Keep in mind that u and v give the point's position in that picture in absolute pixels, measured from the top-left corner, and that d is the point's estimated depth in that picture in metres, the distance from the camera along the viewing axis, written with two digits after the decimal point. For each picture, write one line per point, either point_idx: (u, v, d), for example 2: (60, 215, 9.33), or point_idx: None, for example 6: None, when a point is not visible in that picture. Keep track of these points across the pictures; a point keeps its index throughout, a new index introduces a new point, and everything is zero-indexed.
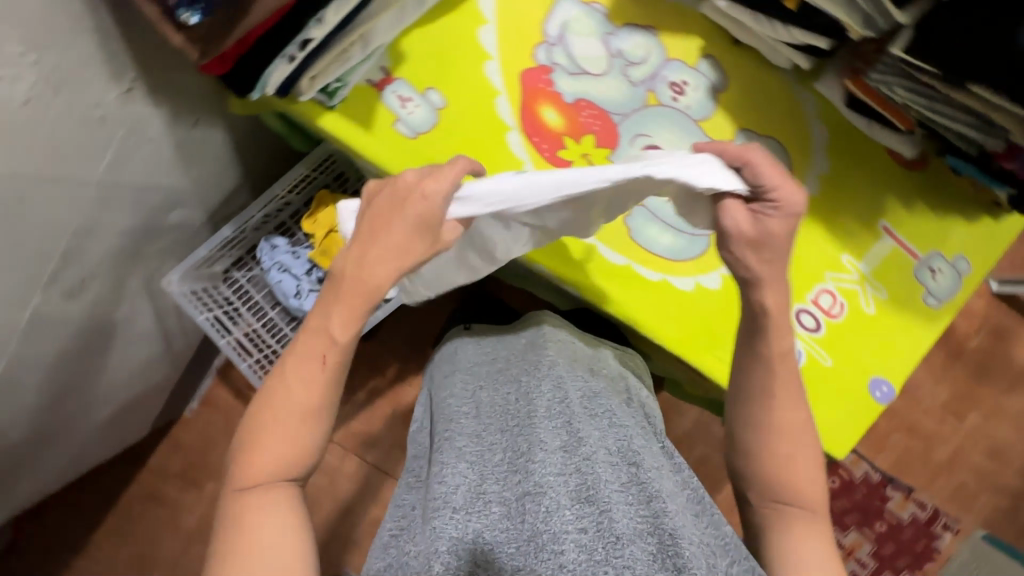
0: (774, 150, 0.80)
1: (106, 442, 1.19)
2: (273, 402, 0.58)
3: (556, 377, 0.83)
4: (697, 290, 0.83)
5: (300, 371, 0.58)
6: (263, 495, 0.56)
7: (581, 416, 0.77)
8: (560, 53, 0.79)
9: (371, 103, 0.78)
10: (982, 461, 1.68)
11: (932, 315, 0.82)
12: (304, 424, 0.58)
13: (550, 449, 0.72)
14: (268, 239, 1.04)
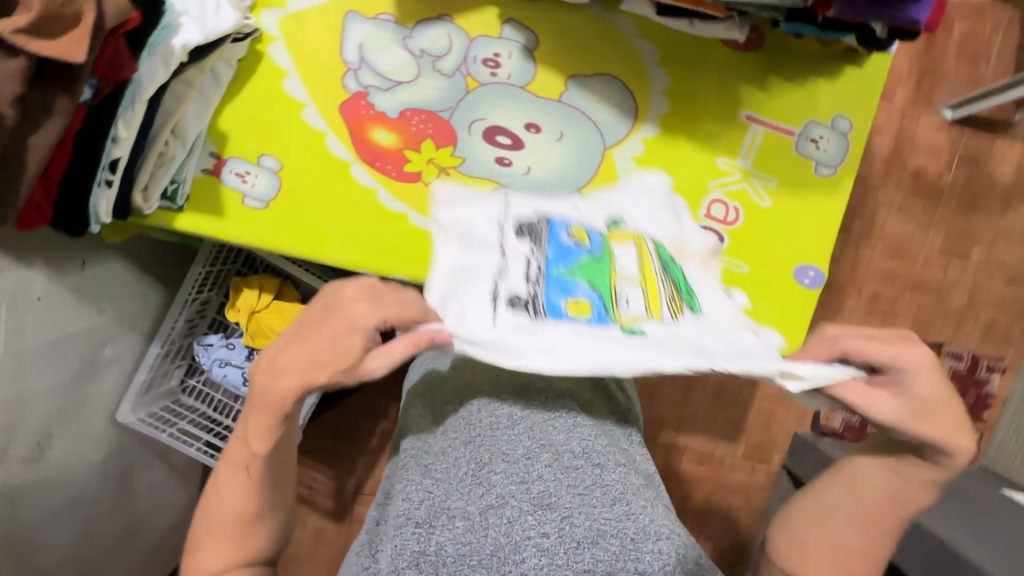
0: (608, 84, 0.78)
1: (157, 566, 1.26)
2: (210, 516, 0.52)
3: (519, 376, 0.74)
4: None
5: (236, 483, 0.52)
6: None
7: (546, 414, 0.69)
8: (368, 73, 0.78)
9: (215, 191, 0.79)
10: (1007, 291, 1.48)
11: (831, 183, 0.79)
12: (239, 542, 0.53)
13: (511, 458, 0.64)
14: (202, 341, 1.07)
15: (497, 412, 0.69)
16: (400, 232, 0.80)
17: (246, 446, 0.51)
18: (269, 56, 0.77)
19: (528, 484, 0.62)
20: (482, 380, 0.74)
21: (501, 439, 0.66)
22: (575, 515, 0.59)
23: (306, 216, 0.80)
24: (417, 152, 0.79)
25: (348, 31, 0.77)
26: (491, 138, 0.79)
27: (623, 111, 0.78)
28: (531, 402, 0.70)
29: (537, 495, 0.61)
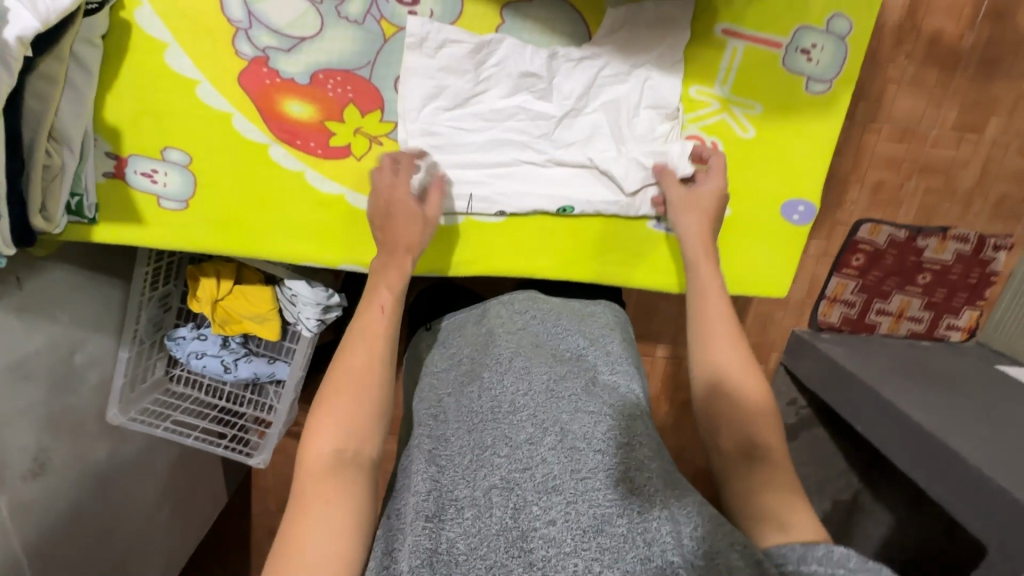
0: (552, 11, 0.64)
1: (189, 524, 1.36)
2: (323, 413, 0.51)
3: (519, 358, 0.64)
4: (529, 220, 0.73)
5: (350, 376, 0.53)
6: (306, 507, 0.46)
7: (547, 394, 0.59)
8: (262, 31, 0.64)
9: (125, 196, 0.70)
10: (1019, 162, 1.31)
11: (827, 101, 0.67)
12: (346, 439, 0.50)
13: (514, 444, 0.54)
14: (172, 335, 1.03)
15: (496, 396, 0.60)
16: (341, 218, 0.72)
17: (354, 354, 0.54)
18: (137, 26, 0.63)
19: (530, 470, 0.52)
20: (477, 367, 0.65)
21: (503, 423, 0.57)
22: (580, 499, 0.50)
23: (234, 212, 0.71)
24: (341, 122, 0.68)
25: None
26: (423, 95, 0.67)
27: (574, 45, 0.65)
28: (530, 380, 0.61)
29: (543, 479, 0.51)
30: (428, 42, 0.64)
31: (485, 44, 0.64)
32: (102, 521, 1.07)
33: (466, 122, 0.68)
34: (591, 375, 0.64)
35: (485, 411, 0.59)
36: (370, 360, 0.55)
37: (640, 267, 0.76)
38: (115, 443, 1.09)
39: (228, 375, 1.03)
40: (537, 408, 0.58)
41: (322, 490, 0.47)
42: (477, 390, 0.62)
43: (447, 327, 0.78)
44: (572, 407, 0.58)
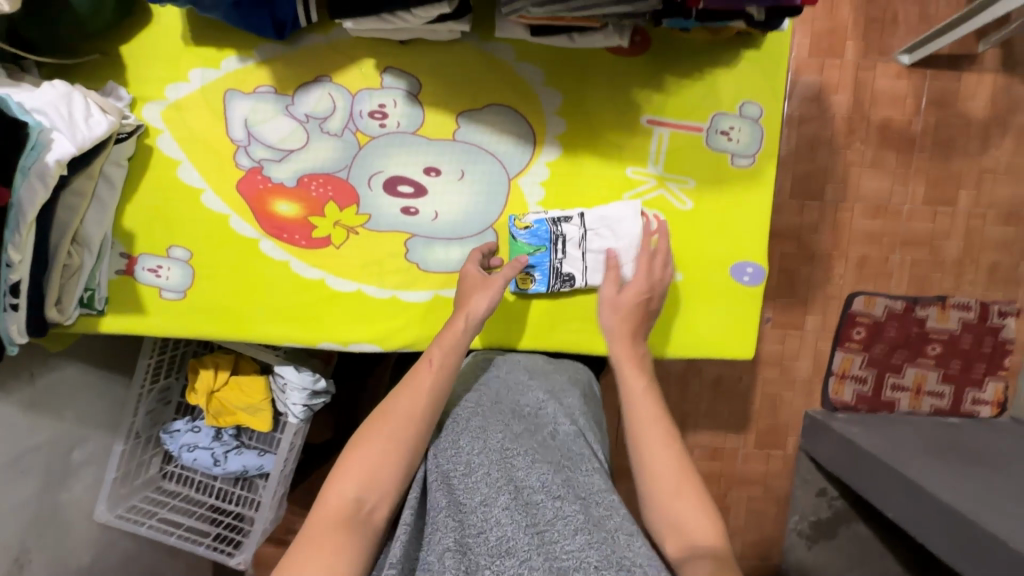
0: (498, 115, 0.75)
1: None
2: (347, 458, 0.55)
3: (475, 416, 0.62)
4: None
5: (380, 430, 0.56)
6: (301, 561, 0.48)
7: (503, 450, 0.56)
8: (259, 147, 0.77)
9: (131, 290, 0.79)
10: (1001, 231, 1.31)
11: (752, 174, 0.74)
12: (364, 489, 0.53)
13: (467, 506, 0.51)
14: (167, 429, 1.07)
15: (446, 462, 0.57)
16: (320, 299, 0.79)
17: (396, 403, 0.58)
18: (157, 149, 0.77)
19: (483, 533, 0.49)
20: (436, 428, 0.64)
21: (457, 483, 0.54)
22: (535, 560, 0.47)
23: (225, 301, 0.79)
24: (323, 216, 0.78)
25: (231, 109, 0.76)
26: (393, 189, 0.77)
27: (519, 139, 0.76)
28: (485, 438, 0.58)
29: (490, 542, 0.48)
30: (400, 147, 0.77)
31: (448, 145, 0.76)
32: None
33: (435, 212, 0.77)
34: (551, 430, 0.62)
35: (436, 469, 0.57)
36: (415, 416, 0.57)
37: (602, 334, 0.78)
38: (104, 548, 1.07)
39: (217, 468, 1.05)
40: (492, 465, 0.55)
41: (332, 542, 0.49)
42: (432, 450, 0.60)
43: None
44: (528, 461, 0.55)
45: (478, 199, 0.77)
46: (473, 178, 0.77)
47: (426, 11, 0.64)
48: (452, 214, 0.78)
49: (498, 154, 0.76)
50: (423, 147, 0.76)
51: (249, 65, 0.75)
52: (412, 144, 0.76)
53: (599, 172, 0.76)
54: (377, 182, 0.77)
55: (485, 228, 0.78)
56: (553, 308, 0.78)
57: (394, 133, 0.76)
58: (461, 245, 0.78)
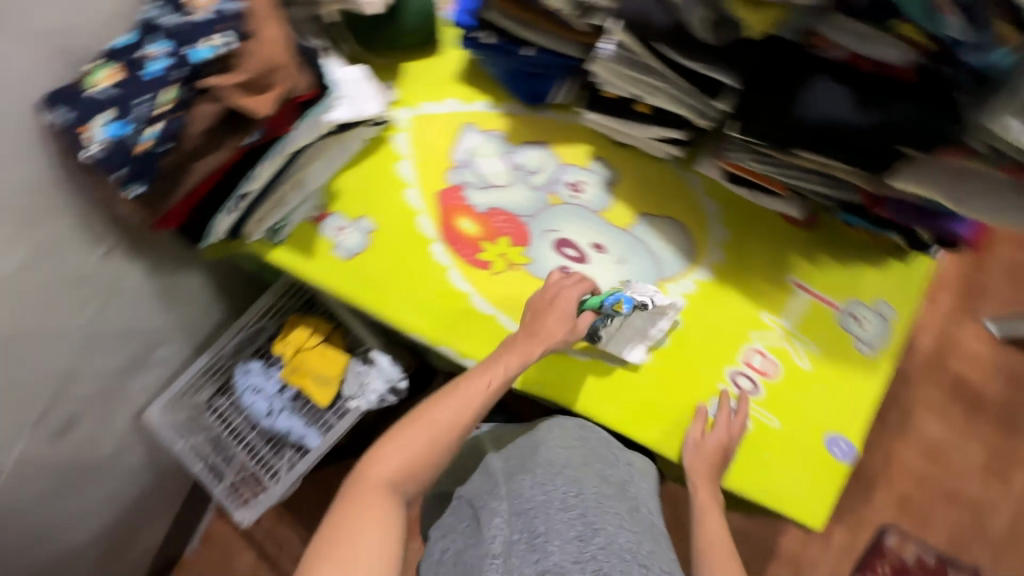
0: (670, 226, 0.88)
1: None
2: (397, 438, 0.61)
3: (569, 464, 0.72)
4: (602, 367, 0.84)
5: (421, 425, 0.62)
6: (354, 511, 0.55)
7: (597, 502, 0.67)
8: (469, 172, 0.91)
9: (311, 236, 0.90)
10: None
11: (870, 362, 0.82)
12: (405, 467, 0.59)
13: (567, 536, 0.61)
14: (243, 364, 1.13)
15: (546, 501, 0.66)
16: (459, 309, 0.87)
17: (449, 402, 0.64)
18: (391, 140, 0.91)
19: (579, 563, 0.59)
20: (527, 461, 0.73)
21: (556, 515, 0.64)
22: None
23: (380, 276, 0.88)
24: (493, 244, 0.89)
25: (463, 137, 0.91)
26: (560, 247, 0.88)
27: (680, 252, 0.87)
28: (580, 486, 0.68)
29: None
30: (580, 218, 0.89)
31: (620, 232, 0.88)
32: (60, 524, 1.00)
33: (587, 280, 0.87)
34: (635, 502, 0.71)
35: (537, 503, 0.66)
36: (459, 416, 0.63)
37: None
38: (121, 448, 1.09)
39: (267, 420, 1.10)
40: (588, 510, 0.65)
41: (368, 508, 0.55)
42: (528, 485, 0.68)
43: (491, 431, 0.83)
44: (618, 520, 0.65)
45: (627, 284, 0.86)
46: (630, 266, 0.87)
47: (661, 127, 0.79)
48: (601, 287, 0.87)
49: (658, 257, 0.87)
50: (600, 226, 0.88)
51: (493, 111, 0.92)
52: (589, 220, 0.89)
53: (738, 306, 0.84)
54: (549, 238, 0.89)
55: (622, 310, 0.86)
56: (659, 405, 0.82)
57: (581, 206, 0.89)
58: None
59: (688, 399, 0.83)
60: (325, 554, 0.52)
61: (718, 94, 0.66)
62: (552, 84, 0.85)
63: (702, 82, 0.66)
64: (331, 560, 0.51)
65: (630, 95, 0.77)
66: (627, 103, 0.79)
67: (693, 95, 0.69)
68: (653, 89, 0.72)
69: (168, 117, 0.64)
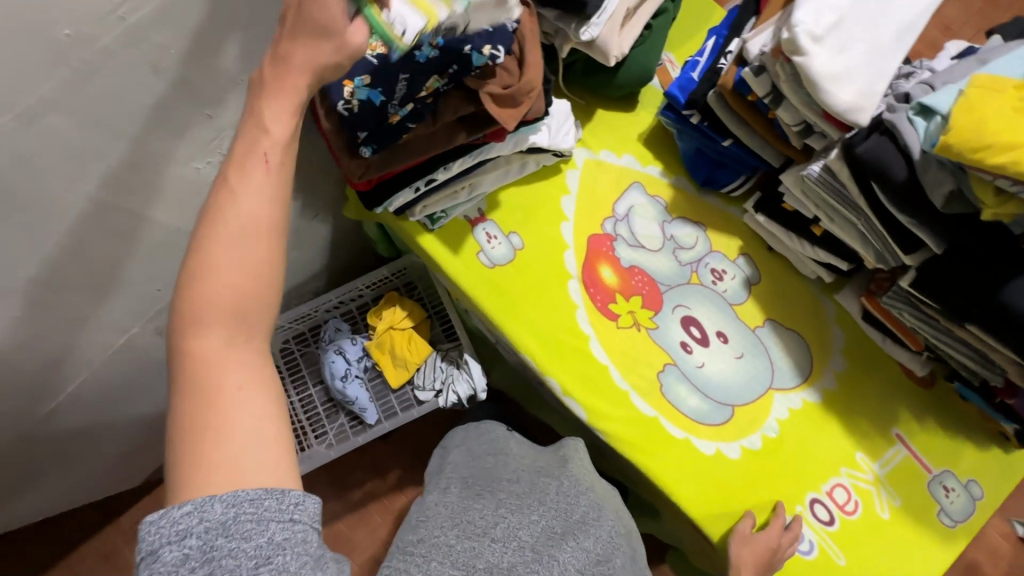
0: (794, 340, 0.91)
1: (107, 478, 1.19)
2: (205, 292, 0.44)
3: (592, 494, 0.87)
4: (691, 449, 0.87)
5: (202, 244, 0.44)
6: (224, 402, 0.43)
7: (609, 536, 0.81)
8: (624, 227, 0.95)
9: (461, 234, 0.94)
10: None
11: (947, 534, 0.84)
12: (233, 327, 0.44)
13: (579, 545, 0.77)
14: (334, 321, 1.15)
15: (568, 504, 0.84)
16: (577, 348, 0.90)
17: (241, 209, 0.45)
18: (563, 174, 0.96)
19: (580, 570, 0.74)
20: (558, 474, 0.89)
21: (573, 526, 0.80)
22: None
23: (514, 293, 0.92)
24: (625, 300, 0.92)
25: (628, 193, 0.96)
26: (686, 325, 0.92)
27: (797, 368, 0.90)
28: (597, 515, 0.84)
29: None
30: (712, 303, 0.93)
31: (746, 329, 0.92)
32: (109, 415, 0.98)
33: (702, 362, 0.90)
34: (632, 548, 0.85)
35: (559, 508, 0.82)
36: (259, 219, 0.45)
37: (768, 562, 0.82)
38: None
39: (339, 382, 1.10)
40: (599, 536, 0.80)
41: (230, 389, 0.43)
42: (555, 490, 0.84)
43: (520, 436, 1.02)
44: (618, 556, 0.80)
45: (738, 379, 0.90)
46: (745, 363, 0.90)
47: (824, 253, 0.84)
48: (713, 373, 0.90)
49: (774, 364, 0.90)
50: (729, 316, 0.92)
51: (663, 179, 0.97)
52: (719, 308, 0.92)
53: (836, 438, 0.87)
54: (678, 311, 0.92)
55: (727, 403, 0.89)
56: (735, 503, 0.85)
57: (717, 291, 0.93)
58: (703, 400, 0.89)
59: (766, 510, 0.85)
60: (191, 436, 0.42)
61: (910, 251, 0.71)
62: (732, 175, 0.92)
63: (899, 235, 0.70)
64: (207, 439, 0.42)
65: (813, 215, 0.81)
66: (806, 220, 0.84)
67: (884, 239, 0.74)
68: (841, 217, 0.77)
69: (420, 100, 0.69)
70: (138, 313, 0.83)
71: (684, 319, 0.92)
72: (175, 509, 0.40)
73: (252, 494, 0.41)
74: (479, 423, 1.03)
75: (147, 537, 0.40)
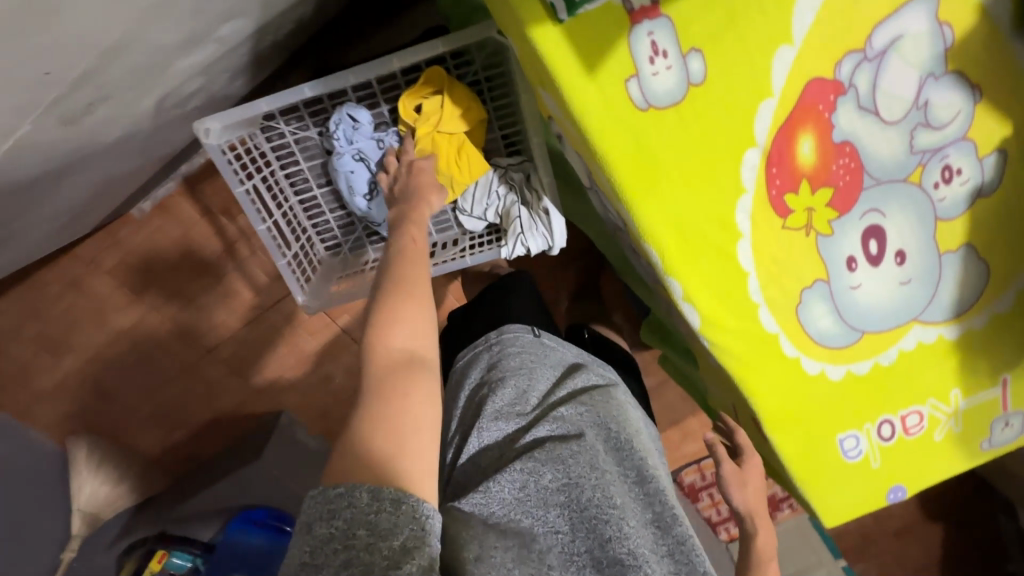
0: (976, 274, 0.73)
1: (45, 241, 0.91)
2: (392, 308, 0.55)
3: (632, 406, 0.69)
4: (797, 368, 0.74)
5: (387, 286, 0.57)
6: (408, 385, 0.51)
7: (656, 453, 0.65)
8: (867, 73, 0.60)
9: (611, 38, 0.53)
10: (891, 543, 1.48)
11: (979, 455, 0.87)
12: (412, 339, 0.54)
13: (635, 469, 0.60)
14: (348, 108, 0.76)
15: (627, 460, 0.59)
16: (719, 249, 0.64)
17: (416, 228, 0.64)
18: None
19: (641, 497, 0.58)
20: (592, 383, 0.67)
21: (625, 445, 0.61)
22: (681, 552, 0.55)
23: (661, 157, 0.58)
24: (809, 192, 0.64)
25: (904, 12, 0.59)
26: (866, 235, 0.68)
27: (956, 305, 0.75)
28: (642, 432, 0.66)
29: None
30: (914, 210, 0.67)
31: (932, 250, 0.70)
32: (7, 211, 0.65)
33: (857, 283, 0.71)
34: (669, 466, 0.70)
35: (608, 425, 0.62)
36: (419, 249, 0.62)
37: (817, 463, 0.82)
38: (127, 131, 0.72)
39: (361, 202, 0.80)
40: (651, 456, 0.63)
41: (411, 379, 0.51)
42: (594, 400, 0.64)
43: (552, 353, 0.71)
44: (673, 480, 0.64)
45: (886, 306, 0.73)
46: (898, 285, 0.72)
47: None
48: (863, 297, 0.72)
49: (932, 296, 0.73)
50: (927, 234, 0.69)
51: None
52: (917, 219, 0.68)
53: (937, 372, 0.79)
54: (863, 211, 0.66)
55: (857, 328, 0.74)
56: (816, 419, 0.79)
57: (938, 193, 0.67)
58: (835, 322, 0.73)
59: (840, 422, 0.81)
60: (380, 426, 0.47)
61: None
62: None
63: None
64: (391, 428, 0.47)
65: None
66: None
67: None
68: None
69: None
70: (18, 109, 0.45)
71: (869, 225, 0.68)
72: (331, 488, 0.44)
73: (393, 493, 0.44)
74: (501, 332, 0.73)
75: (308, 508, 0.44)
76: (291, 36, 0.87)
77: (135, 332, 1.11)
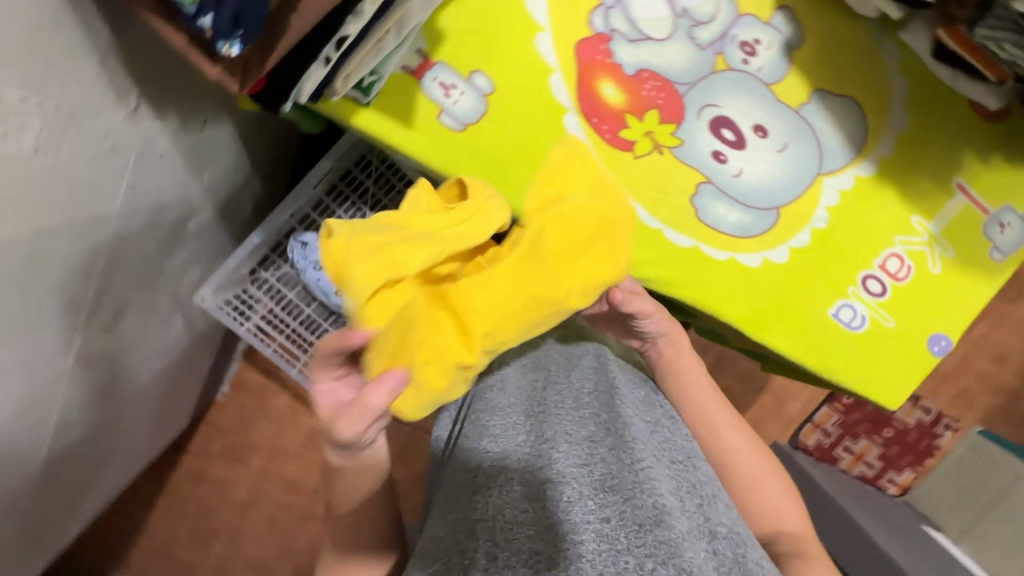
0: (846, 110, 0.78)
1: (155, 442, 1.13)
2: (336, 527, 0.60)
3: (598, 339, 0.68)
4: (735, 265, 0.76)
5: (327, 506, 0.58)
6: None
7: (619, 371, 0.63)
8: (618, 15, 0.73)
9: (411, 97, 0.69)
10: None
11: (997, 268, 0.80)
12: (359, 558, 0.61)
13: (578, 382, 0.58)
14: (296, 236, 0.97)
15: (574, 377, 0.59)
16: None
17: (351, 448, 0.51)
18: None
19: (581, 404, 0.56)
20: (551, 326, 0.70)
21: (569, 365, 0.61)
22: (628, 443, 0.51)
23: (499, 153, 0.70)
24: (639, 120, 0.73)
25: None
26: (716, 128, 0.75)
27: (850, 143, 0.78)
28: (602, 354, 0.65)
29: (645, 515, 0.44)
30: (742, 87, 0.76)
31: (784, 108, 0.77)
32: (107, 418, 0.86)
33: (743, 168, 0.76)
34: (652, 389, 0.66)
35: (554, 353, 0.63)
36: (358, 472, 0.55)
37: (826, 350, 0.78)
38: (166, 330, 0.94)
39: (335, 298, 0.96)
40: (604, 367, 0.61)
41: None
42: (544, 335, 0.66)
43: None
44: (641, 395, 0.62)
45: (782, 173, 0.77)
46: (777, 150, 0.76)
47: None
48: (753, 180, 0.76)
49: (819, 147, 0.77)
50: (771, 100, 0.76)
51: None
52: (750, 95, 0.76)
53: (883, 206, 0.79)
54: (699, 112, 0.75)
55: (772, 207, 0.77)
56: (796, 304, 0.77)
57: (752, 68, 0.76)
58: (744, 212, 0.76)
59: (822, 296, 0.78)
60: None
61: None
62: None
63: None
64: None
65: None
66: None
67: None
68: None
69: None
70: (63, 327, 0.66)
71: (713, 119, 0.75)
72: None
73: None
74: None
75: None
76: (257, 213, 1.12)
77: (252, 494, 1.28)
